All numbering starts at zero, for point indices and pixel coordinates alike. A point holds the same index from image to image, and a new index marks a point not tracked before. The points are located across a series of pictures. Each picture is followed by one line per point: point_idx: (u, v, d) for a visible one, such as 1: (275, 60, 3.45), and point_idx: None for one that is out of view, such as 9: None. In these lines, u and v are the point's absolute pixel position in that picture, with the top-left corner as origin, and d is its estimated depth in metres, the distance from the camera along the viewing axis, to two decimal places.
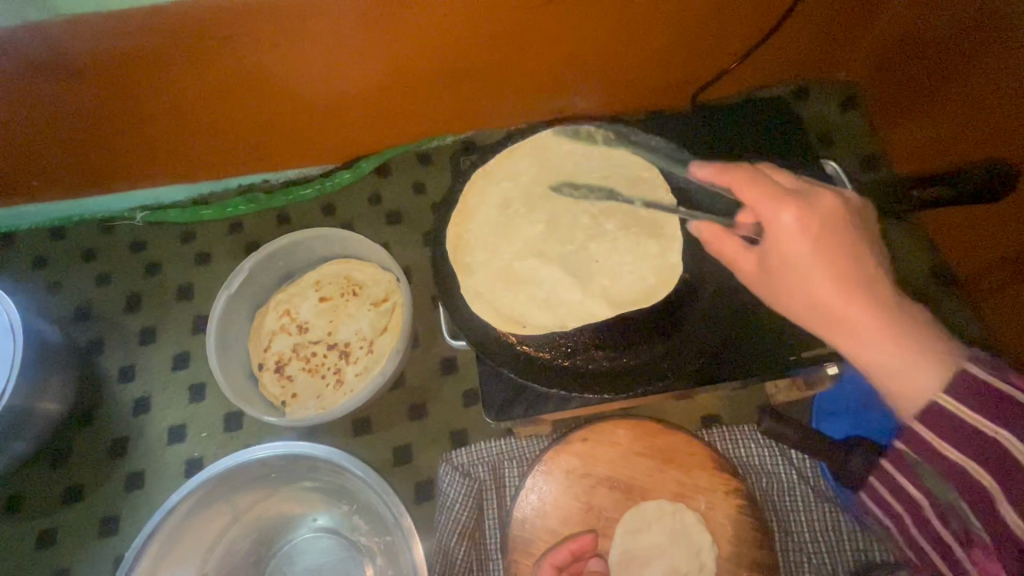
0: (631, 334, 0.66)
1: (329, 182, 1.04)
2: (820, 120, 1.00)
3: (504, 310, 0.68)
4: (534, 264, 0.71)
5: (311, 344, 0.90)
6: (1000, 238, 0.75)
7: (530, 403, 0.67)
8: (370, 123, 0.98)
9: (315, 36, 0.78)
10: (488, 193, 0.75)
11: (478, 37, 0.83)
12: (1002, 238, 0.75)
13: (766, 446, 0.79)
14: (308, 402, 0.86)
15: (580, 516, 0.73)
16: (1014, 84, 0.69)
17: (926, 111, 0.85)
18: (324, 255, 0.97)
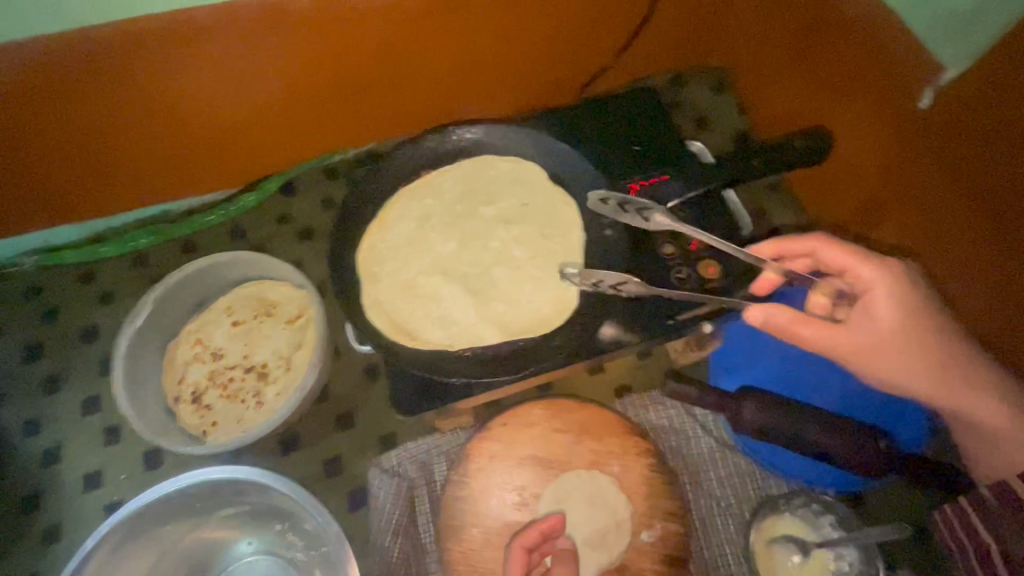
0: (529, 322, 0.68)
1: (233, 207, 1.03)
2: (695, 104, 1.08)
3: (404, 313, 0.69)
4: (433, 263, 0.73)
5: (227, 369, 0.89)
6: (860, 190, 0.85)
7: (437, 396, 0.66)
8: (275, 143, 0.99)
9: (201, 55, 0.80)
10: (381, 201, 0.77)
11: (364, 49, 0.86)
12: (859, 190, 0.85)
13: (673, 408, 0.86)
14: (229, 427, 0.85)
15: (506, 496, 0.77)
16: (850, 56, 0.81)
17: (784, 87, 0.95)
18: (235, 279, 0.97)
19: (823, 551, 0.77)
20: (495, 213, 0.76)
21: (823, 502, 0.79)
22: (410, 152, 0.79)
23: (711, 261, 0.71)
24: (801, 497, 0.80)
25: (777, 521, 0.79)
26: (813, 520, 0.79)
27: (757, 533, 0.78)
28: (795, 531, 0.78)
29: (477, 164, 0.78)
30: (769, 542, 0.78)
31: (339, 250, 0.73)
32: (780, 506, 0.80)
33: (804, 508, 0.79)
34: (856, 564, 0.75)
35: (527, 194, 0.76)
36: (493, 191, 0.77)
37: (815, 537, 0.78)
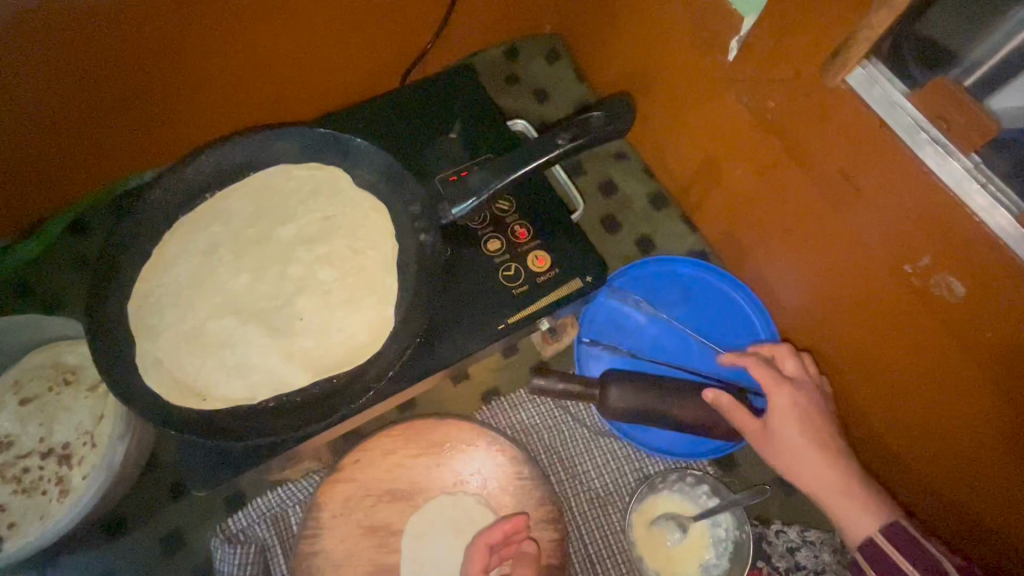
0: (342, 354, 0.60)
1: (7, 259, 0.85)
2: (536, 75, 1.01)
3: (189, 370, 0.59)
4: (224, 302, 0.62)
5: (20, 458, 0.75)
6: (704, 152, 0.82)
7: (240, 460, 0.57)
8: (43, 189, 0.81)
9: None
10: (153, 237, 0.64)
11: (123, 67, 0.69)
12: (704, 151, 0.82)
13: (542, 405, 0.81)
14: (30, 527, 0.71)
15: (366, 540, 0.70)
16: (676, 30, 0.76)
17: (619, 49, 0.90)
18: (19, 348, 0.80)
19: (701, 520, 0.77)
20: (297, 234, 0.66)
21: (696, 472, 0.78)
22: (183, 174, 0.66)
23: (541, 252, 0.66)
24: (676, 471, 0.78)
25: (655, 500, 0.77)
26: (689, 491, 0.78)
27: (637, 517, 0.76)
28: (673, 507, 0.77)
29: (272, 179, 0.68)
30: (648, 524, 0.76)
31: (105, 305, 0.61)
32: (657, 484, 0.78)
33: (679, 481, 0.78)
34: (730, 528, 0.76)
35: (332, 207, 0.68)
36: (293, 208, 0.67)
37: (692, 509, 0.77)
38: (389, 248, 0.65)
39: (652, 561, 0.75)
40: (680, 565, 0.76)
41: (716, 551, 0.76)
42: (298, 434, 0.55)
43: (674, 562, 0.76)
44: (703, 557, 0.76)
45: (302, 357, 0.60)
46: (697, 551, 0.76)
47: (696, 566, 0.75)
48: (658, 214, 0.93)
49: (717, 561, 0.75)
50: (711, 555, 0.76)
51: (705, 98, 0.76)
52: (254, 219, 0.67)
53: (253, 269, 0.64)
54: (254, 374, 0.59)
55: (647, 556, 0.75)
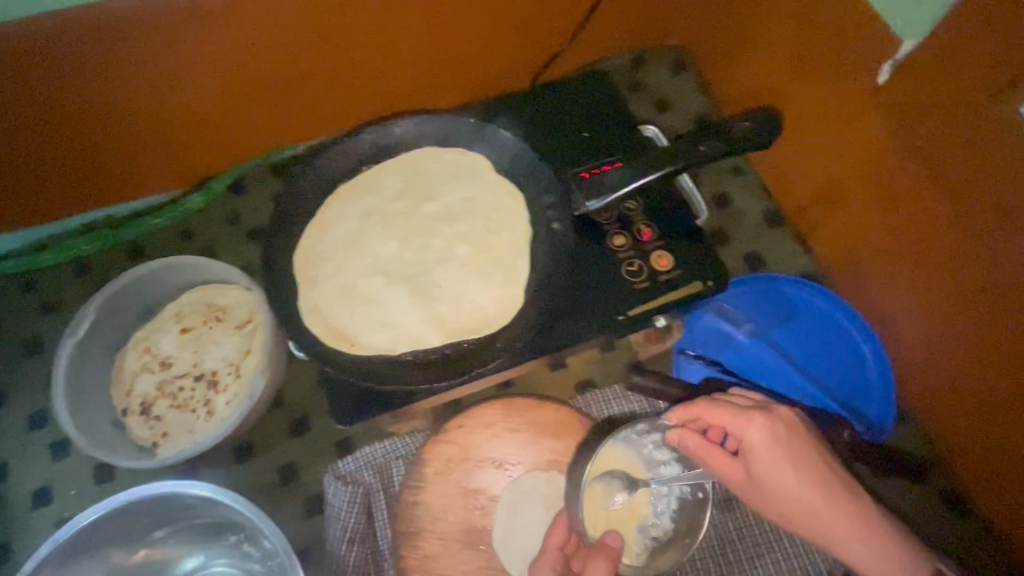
0: (472, 323, 0.65)
1: (180, 208, 0.99)
2: (659, 84, 1.04)
3: (341, 319, 0.66)
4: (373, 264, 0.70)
5: (176, 378, 0.86)
6: (827, 171, 0.81)
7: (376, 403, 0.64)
8: (213, 142, 0.94)
9: (130, 55, 0.76)
10: (317, 200, 0.73)
11: (300, 41, 0.81)
12: (827, 169, 0.81)
13: (636, 402, 0.84)
14: (180, 439, 0.83)
15: (462, 500, 0.75)
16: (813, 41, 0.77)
17: (748, 65, 0.91)
18: (182, 285, 0.93)
19: (647, 485, 0.73)
20: (438, 210, 0.73)
21: (658, 431, 0.72)
22: (347, 146, 0.75)
23: (664, 252, 0.69)
24: (646, 423, 0.72)
25: (609, 454, 0.71)
26: (629, 437, 0.72)
27: (589, 486, 0.70)
28: (617, 468, 0.71)
29: (420, 158, 0.75)
30: (605, 466, 0.71)
31: (276, 254, 0.70)
32: (622, 431, 0.71)
33: (637, 431, 0.72)
34: (676, 492, 0.74)
35: (472, 188, 0.73)
36: (438, 186, 0.74)
37: (641, 469, 0.72)
38: (522, 231, 0.70)
39: (596, 519, 0.70)
40: (625, 530, 0.71)
41: (657, 509, 0.73)
42: (431, 385, 0.61)
43: (626, 515, 0.72)
44: (648, 510, 0.73)
45: (437, 319, 0.66)
46: (640, 509, 0.73)
47: (636, 526, 0.72)
48: (771, 231, 0.92)
49: (660, 519, 0.73)
50: (650, 510, 0.73)
51: (834, 114, 0.77)
52: (402, 191, 0.74)
53: (400, 238, 0.71)
54: (395, 330, 0.65)
55: (592, 518, 0.69)
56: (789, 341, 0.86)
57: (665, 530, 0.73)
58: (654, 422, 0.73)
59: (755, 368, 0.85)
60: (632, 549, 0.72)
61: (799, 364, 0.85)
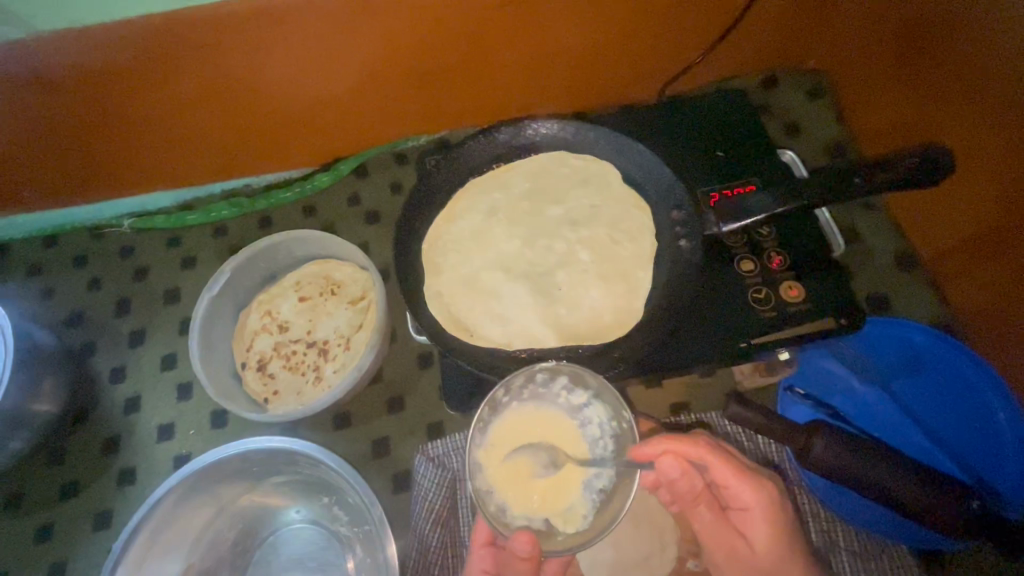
0: (589, 330, 0.67)
1: (309, 184, 1.07)
2: (788, 109, 1.01)
3: (461, 310, 0.69)
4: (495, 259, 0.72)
5: (291, 342, 0.93)
6: (976, 216, 0.74)
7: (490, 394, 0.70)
8: (348, 127, 1.01)
9: (284, 39, 0.81)
10: (450, 192, 0.77)
11: (446, 39, 0.86)
12: (977, 215, 0.74)
13: (733, 432, 0.81)
14: (289, 398, 0.89)
15: None
16: (973, 72, 0.71)
17: (892, 96, 0.86)
18: (304, 256, 1.00)
19: (575, 441, 0.62)
20: (563, 214, 0.75)
21: (567, 376, 0.63)
22: (483, 143, 0.78)
23: (794, 283, 0.67)
24: (525, 378, 0.62)
25: (514, 417, 0.63)
26: (542, 392, 0.64)
27: (483, 454, 0.61)
28: (532, 421, 0.62)
29: (551, 162, 0.77)
30: (516, 426, 0.62)
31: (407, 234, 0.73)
32: (500, 401, 0.63)
33: (545, 383, 0.63)
34: (608, 435, 0.63)
35: (600, 197, 0.75)
36: (565, 191, 0.75)
37: (564, 418, 0.63)
38: (649, 248, 0.71)
39: (503, 488, 0.59)
40: (558, 496, 0.59)
41: (596, 458, 0.62)
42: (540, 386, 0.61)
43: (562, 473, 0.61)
44: (587, 466, 0.62)
45: (555, 322, 0.67)
46: (578, 465, 0.61)
47: (578, 482, 0.60)
48: (901, 274, 0.87)
49: (601, 468, 0.61)
50: (592, 464, 0.62)
51: (995, 156, 0.70)
52: (529, 193, 0.76)
53: (524, 237, 0.73)
54: (513, 326, 0.68)
55: (499, 489, 0.59)
56: (912, 392, 0.80)
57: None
58: (560, 368, 0.63)
59: (870, 417, 0.80)
60: (578, 514, 0.59)
61: (921, 419, 0.79)
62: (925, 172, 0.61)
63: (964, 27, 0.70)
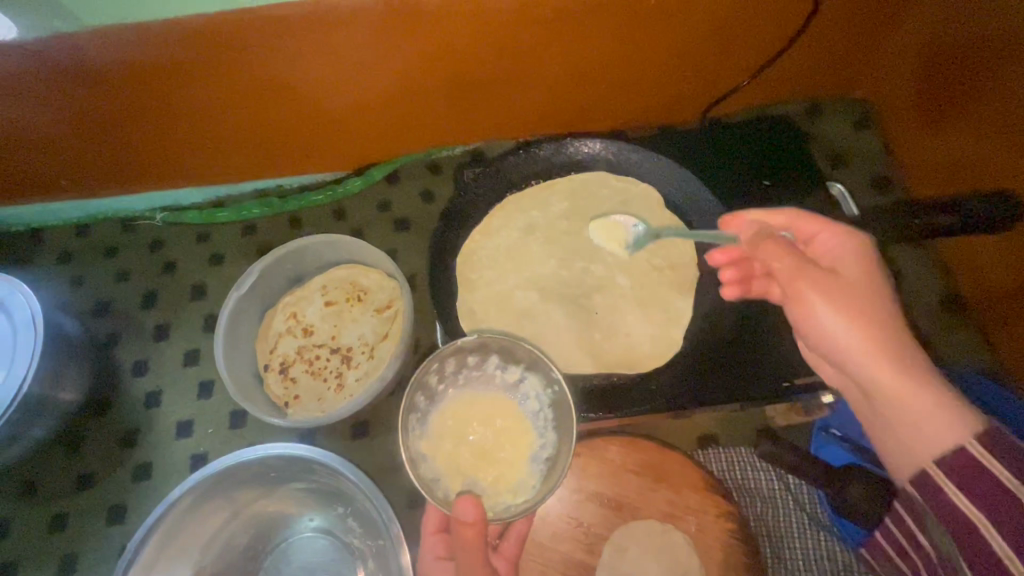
0: (624, 361, 0.68)
1: (341, 188, 1.06)
2: (834, 138, 0.98)
3: (497, 332, 0.71)
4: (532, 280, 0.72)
5: (315, 346, 0.92)
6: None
7: None
8: (385, 133, 1.00)
9: (333, 45, 0.81)
10: (488, 208, 0.76)
11: (491, 52, 0.85)
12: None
13: (764, 470, 0.79)
14: (310, 404, 0.88)
15: (569, 532, 0.73)
16: None
17: (949, 132, 0.84)
18: (332, 260, 0.99)
19: (515, 415, 0.69)
20: (602, 236, 0.75)
21: (495, 356, 0.70)
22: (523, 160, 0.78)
23: None
24: (456, 364, 0.70)
25: (452, 402, 0.70)
26: (477, 376, 0.71)
27: (428, 443, 0.67)
28: (477, 405, 0.69)
29: (591, 181, 0.76)
30: (459, 409, 0.69)
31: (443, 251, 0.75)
32: (437, 390, 0.70)
33: (478, 366, 0.71)
34: (543, 405, 0.69)
35: (640, 223, 0.74)
36: (605, 211, 0.75)
37: (501, 395, 0.70)
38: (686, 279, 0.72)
39: (452, 475, 0.65)
40: (505, 474, 0.65)
41: (539, 428, 0.68)
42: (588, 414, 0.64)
43: (506, 449, 0.67)
44: (531, 438, 0.67)
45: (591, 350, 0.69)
46: (521, 439, 0.67)
47: (522, 458, 0.66)
48: (946, 316, 0.83)
49: (544, 438, 0.67)
50: (537, 436, 0.68)
51: None
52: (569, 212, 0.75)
53: (562, 261, 0.74)
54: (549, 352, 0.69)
55: (443, 474, 0.64)
56: None
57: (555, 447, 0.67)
58: (488, 350, 0.70)
59: None
60: (527, 484, 0.64)
61: None
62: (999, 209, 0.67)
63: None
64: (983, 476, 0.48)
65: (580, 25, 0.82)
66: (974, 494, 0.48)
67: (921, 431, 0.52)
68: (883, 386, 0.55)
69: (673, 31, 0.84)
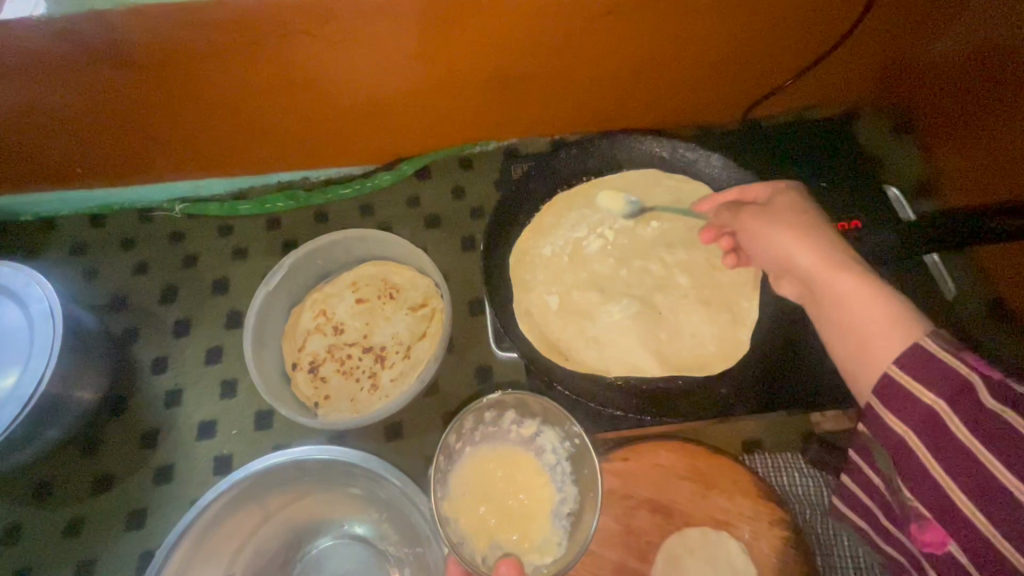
0: (684, 361, 0.71)
1: (370, 183, 1.03)
2: (872, 142, 0.98)
3: (555, 335, 0.73)
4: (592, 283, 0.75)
5: (346, 345, 0.89)
6: None
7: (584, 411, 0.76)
8: (417, 127, 0.97)
9: (375, 31, 0.77)
10: (538, 204, 0.80)
11: (537, 47, 0.83)
12: None
13: (812, 476, 0.76)
14: (342, 405, 0.85)
15: (620, 539, 0.71)
16: None
17: (992, 138, 0.84)
18: (361, 256, 0.96)
19: (535, 473, 0.71)
20: (659, 234, 0.77)
21: (511, 411, 0.74)
22: (575, 157, 0.80)
23: None
24: (474, 421, 0.73)
25: (470, 460, 0.72)
26: (493, 432, 0.74)
27: (451, 503, 0.68)
28: (495, 464, 0.72)
29: (643, 180, 0.78)
30: (479, 466, 0.71)
31: (494, 250, 0.78)
32: (455, 448, 0.72)
33: (494, 422, 0.74)
34: (561, 458, 0.72)
35: (696, 218, 0.76)
36: (659, 210, 0.77)
37: (519, 450, 0.73)
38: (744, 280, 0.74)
39: (479, 536, 0.65)
40: (529, 534, 0.67)
41: (558, 482, 0.71)
42: (648, 419, 0.67)
43: (528, 506, 0.69)
44: (552, 493, 0.70)
45: (653, 351, 0.71)
46: (541, 494, 0.70)
47: (546, 514, 0.68)
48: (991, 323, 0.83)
49: (564, 492, 0.70)
50: (556, 490, 0.70)
51: None
52: (629, 215, 0.78)
53: (621, 264, 0.76)
54: (610, 351, 0.72)
55: (467, 537, 0.65)
56: None
57: (575, 501, 0.70)
58: (504, 405, 0.74)
59: None
60: (553, 542, 0.66)
61: None
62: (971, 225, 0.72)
63: None
64: (912, 404, 0.48)
65: (631, 22, 0.80)
66: (904, 413, 0.48)
67: (850, 314, 0.53)
68: (819, 278, 0.56)
69: (723, 30, 0.83)
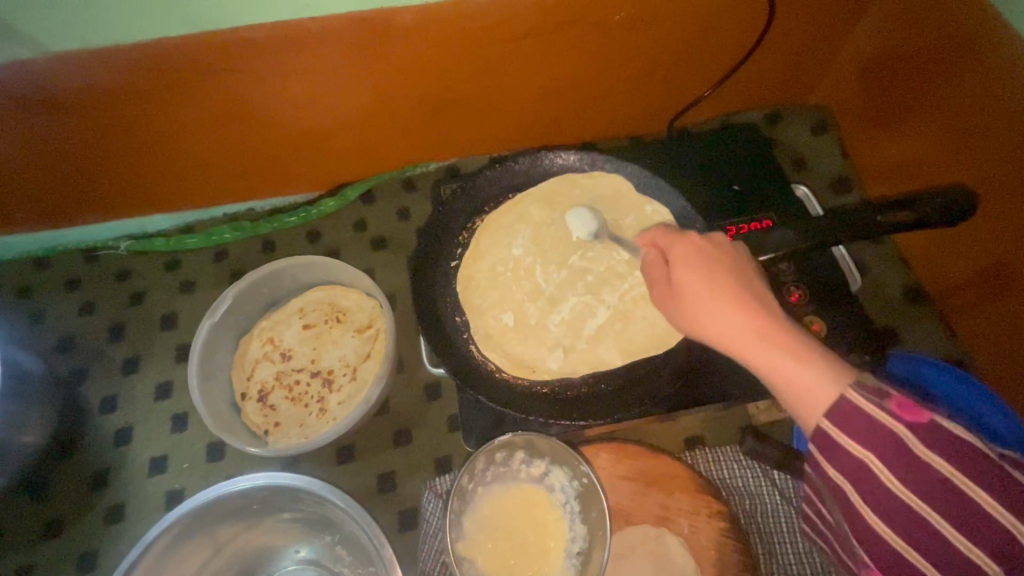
0: (611, 365, 0.74)
1: (314, 210, 1.04)
2: (794, 142, 1.03)
3: (492, 353, 0.76)
4: (526, 297, 0.79)
5: (294, 371, 0.90)
6: (988, 252, 0.76)
7: (517, 421, 0.78)
8: (354, 154, 0.99)
9: (299, 64, 0.80)
10: (468, 224, 0.84)
11: (459, 71, 0.86)
12: (993, 250, 0.75)
13: (749, 468, 0.79)
14: (291, 431, 0.86)
15: None
16: (980, 113, 0.75)
17: (899, 133, 0.89)
18: (309, 282, 0.97)
19: (546, 513, 0.73)
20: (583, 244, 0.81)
21: (522, 450, 0.75)
22: (500, 176, 0.85)
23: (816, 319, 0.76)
24: (485, 462, 0.74)
25: (485, 500, 0.74)
26: (505, 471, 0.75)
27: (466, 543, 0.70)
28: (507, 504, 0.73)
29: (561, 190, 0.84)
30: (492, 505, 0.73)
31: (427, 271, 0.81)
32: (468, 489, 0.73)
33: (505, 462, 0.76)
34: (571, 497, 0.74)
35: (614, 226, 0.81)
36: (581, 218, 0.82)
37: (532, 488, 0.74)
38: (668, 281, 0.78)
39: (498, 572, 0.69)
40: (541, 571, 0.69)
41: (570, 521, 0.72)
42: (566, 422, 0.70)
43: (543, 543, 0.71)
44: (563, 530, 0.72)
45: (579, 357, 0.75)
46: (553, 530, 0.72)
47: (558, 553, 0.70)
48: (913, 308, 0.87)
49: (573, 530, 0.71)
50: (567, 527, 0.72)
51: (1000, 194, 0.73)
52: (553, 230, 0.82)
53: (548, 276, 0.80)
54: (538, 361, 0.75)
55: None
56: None
57: (585, 539, 0.71)
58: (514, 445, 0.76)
59: None
60: None
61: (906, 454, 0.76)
62: (945, 215, 0.69)
63: (967, 63, 0.74)
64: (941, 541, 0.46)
65: (546, 44, 0.83)
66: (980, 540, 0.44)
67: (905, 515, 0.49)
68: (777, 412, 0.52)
69: (639, 45, 0.87)
